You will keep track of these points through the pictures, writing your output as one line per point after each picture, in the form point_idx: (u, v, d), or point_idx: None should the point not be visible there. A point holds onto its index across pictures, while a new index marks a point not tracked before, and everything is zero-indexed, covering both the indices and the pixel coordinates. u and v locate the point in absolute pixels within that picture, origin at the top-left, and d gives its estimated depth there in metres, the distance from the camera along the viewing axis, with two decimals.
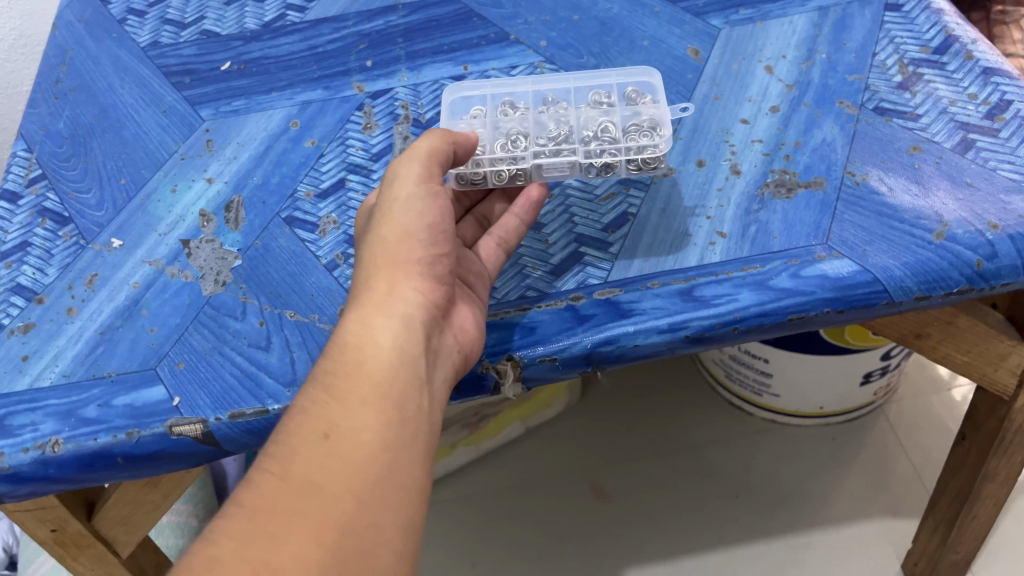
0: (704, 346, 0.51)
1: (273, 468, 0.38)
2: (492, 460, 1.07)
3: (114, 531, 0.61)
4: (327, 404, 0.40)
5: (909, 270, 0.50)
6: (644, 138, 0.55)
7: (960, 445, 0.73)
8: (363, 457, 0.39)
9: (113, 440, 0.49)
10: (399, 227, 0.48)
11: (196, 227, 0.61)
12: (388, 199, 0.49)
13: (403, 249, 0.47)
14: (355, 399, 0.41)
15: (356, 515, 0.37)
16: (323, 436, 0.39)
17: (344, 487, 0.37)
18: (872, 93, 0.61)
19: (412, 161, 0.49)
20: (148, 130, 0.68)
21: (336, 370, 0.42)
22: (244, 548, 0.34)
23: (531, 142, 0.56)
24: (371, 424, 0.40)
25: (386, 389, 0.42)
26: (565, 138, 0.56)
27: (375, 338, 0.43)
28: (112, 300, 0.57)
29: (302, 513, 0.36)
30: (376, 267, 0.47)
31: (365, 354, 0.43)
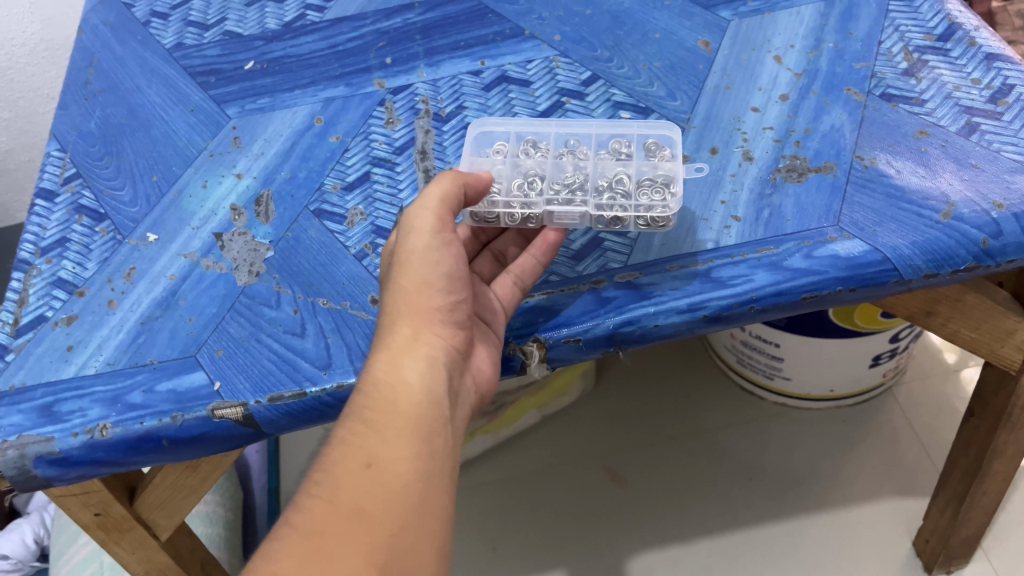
0: (722, 325, 0.53)
1: (320, 494, 0.41)
2: (509, 448, 1.10)
3: (154, 514, 0.64)
4: (366, 436, 0.43)
5: (918, 249, 0.52)
6: (656, 195, 0.56)
7: (969, 422, 0.75)
8: (402, 484, 0.41)
9: (158, 424, 0.52)
10: (417, 278, 0.48)
11: (228, 221, 0.63)
12: (404, 247, 0.49)
13: (423, 298, 0.48)
14: (392, 432, 0.43)
15: (401, 540, 0.40)
16: (365, 465, 0.42)
17: (387, 513, 0.40)
18: (879, 80, 0.63)
19: (426, 209, 0.49)
20: (177, 128, 0.71)
21: (373, 404, 0.44)
22: (303, 564, 0.37)
23: (547, 185, 0.57)
24: (407, 455, 0.42)
25: (421, 423, 0.44)
26: (579, 186, 0.56)
27: (404, 378, 0.45)
28: (151, 292, 0.60)
29: (351, 533, 0.39)
30: (398, 314, 0.48)
31: (397, 393, 0.45)
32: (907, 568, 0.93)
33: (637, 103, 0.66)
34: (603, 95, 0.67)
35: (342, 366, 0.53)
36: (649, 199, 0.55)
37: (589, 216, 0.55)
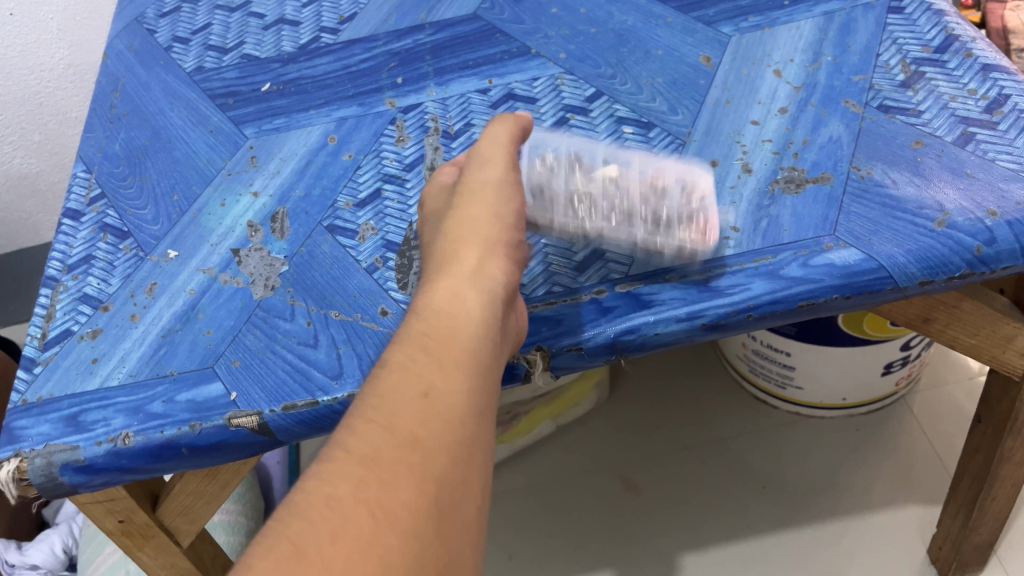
0: (721, 333, 0.55)
1: (378, 418, 0.38)
2: (525, 459, 1.11)
3: (176, 520, 0.66)
4: (424, 363, 0.41)
5: (913, 257, 0.53)
6: (694, 220, 0.56)
7: (976, 428, 0.76)
8: (458, 417, 0.39)
9: (178, 432, 0.54)
10: (489, 208, 0.51)
11: (246, 237, 0.65)
12: (480, 177, 0.53)
13: (488, 231, 0.50)
14: (450, 363, 0.41)
15: (451, 472, 0.37)
16: (422, 394, 0.40)
17: (443, 443, 0.38)
18: (876, 92, 0.64)
19: (498, 149, 0.54)
20: (198, 148, 0.74)
21: (432, 332, 0.43)
22: (361, 488, 0.35)
23: (592, 203, 0.58)
24: (462, 387, 0.41)
25: (478, 355, 0.43)
26: (622, 204, 0.57)
27: (466, 307, 0.45)
28: (172, 305, 0.62)
29: (407, 459, 0.36)
30: (467, 242, 0.49)
31: (458, 322, 0.44)
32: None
33: (639, 119, 0.67)
34: (606, 112, 0.69)
35: (353, 375, 0.55)
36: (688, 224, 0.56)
37: (636, 241, 0.56)
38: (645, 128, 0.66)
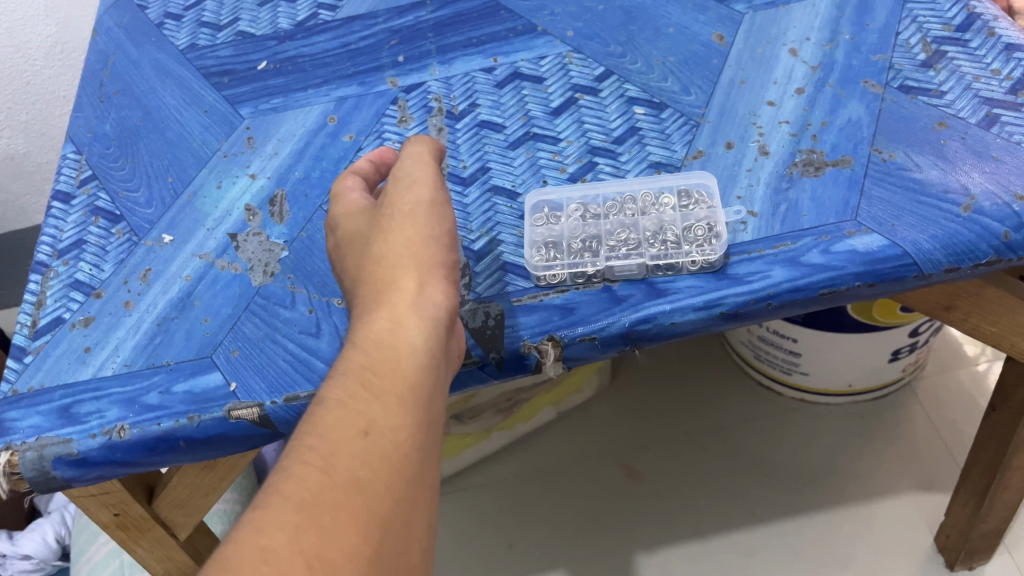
0: (739, 322, 0.53)
1: (315, 460, 0.36)
2: (525, 445, 1.10)
3: (172, 513, 0.64)
4: (364, 398, 0.39)
5: (938, 243, 0.51)
6: (699, 239, 0.55)
7: (990, 417, 0.74)
8: (401, 454, 0.37)
9: (175, 425, 0.52)
10: (423, 231, 0.48)
11: (243, 221, 0.63)
12: (410, 196, 0.49)
13: (426, 252, 0.47)
14: (392, 397, 0.39)
15: (398, 514, 0.35)
16: (361, 432, 0.37)
17: (387, 485, 0.35)
18: (897, 72, 0.62)
19: (424, 169, 0.51)
20: (192, 129, 0.71)
21: (373, 362, 0.40)
22: (298, 538, 0.32)
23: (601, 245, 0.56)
24: (406, 422, 0.38)
25: (419, 391, 0.40)
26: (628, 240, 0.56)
27: (408, 332, 0.42)
28: (167, 292, 0.60)
29: (349, 504, 0.34)
30: (404, 264, 0.46)
31: (400, 350, 0.41)
32: (928, 565, 0.92)
33: (651, 99, 0.65)
34: (617, 91, 0.66)
35: None
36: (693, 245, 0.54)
37: (646, 267, 0.54)
38: (657, 108, 0.64)
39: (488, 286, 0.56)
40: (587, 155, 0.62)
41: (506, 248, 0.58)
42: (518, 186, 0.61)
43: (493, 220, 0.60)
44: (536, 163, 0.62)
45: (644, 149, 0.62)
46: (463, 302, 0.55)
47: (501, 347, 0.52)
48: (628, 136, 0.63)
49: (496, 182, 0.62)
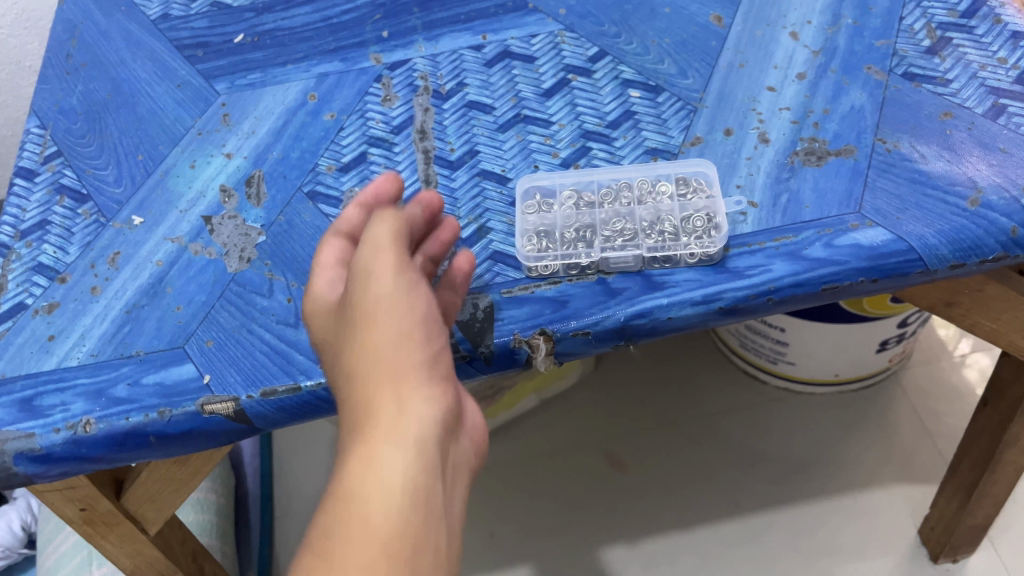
0: (738, 318, 0.51)
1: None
2: (507, 432, 1.08)
3: (142, 508, 0.61)
4: (343, 486, 0.35)
5: (945, 238, 0.50)
6: (697, 230, 0.53)
7: (983, 412, 0.73)
8: (386, 537, 0.34)
9: (145, 420, 0.49)
10: (393, 258, 0.43)
11: (218, 204, 0.60)
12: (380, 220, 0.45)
13: (396, 282, 0.43)
14: (372, 472, 0.35)
15: None
16: (342, 527, 0.34)
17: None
18: (901, 58, 0.60)
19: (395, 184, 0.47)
20: (164, 104, 0.67)
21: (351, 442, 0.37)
22: None
23: (596, 235, 0.54)
24: (390, 499, 0.35)
25: (404, 456, 0.36)
26: (623, 230, 0.53)
27: (384, 392, 0.38)
28: (136, 278, 0.57)
29: None
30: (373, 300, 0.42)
31: (379, 415, 0.38)
32: (912, 557, 0.91)
33: (646, 81, 0.63)
34: (611, 73, 0.64)
35: None
36: (692, 236, 0.52)
37: (643, 259, 0.52)
38: (653, 92, 0.62)
39: (476, 277, 0.53)
40: (580, 139, 0.60)
41: (495, 236, 0.55)
42: (507, 171, 0.59)
43: (482, 206, 0.57)
44: (527, 147, 0.60)
45: (639, 134, 0.59)
46: None
47: (490, 342, 0.50)
48: (623, 121, 0.60)
49: (485, 166, 0.59)
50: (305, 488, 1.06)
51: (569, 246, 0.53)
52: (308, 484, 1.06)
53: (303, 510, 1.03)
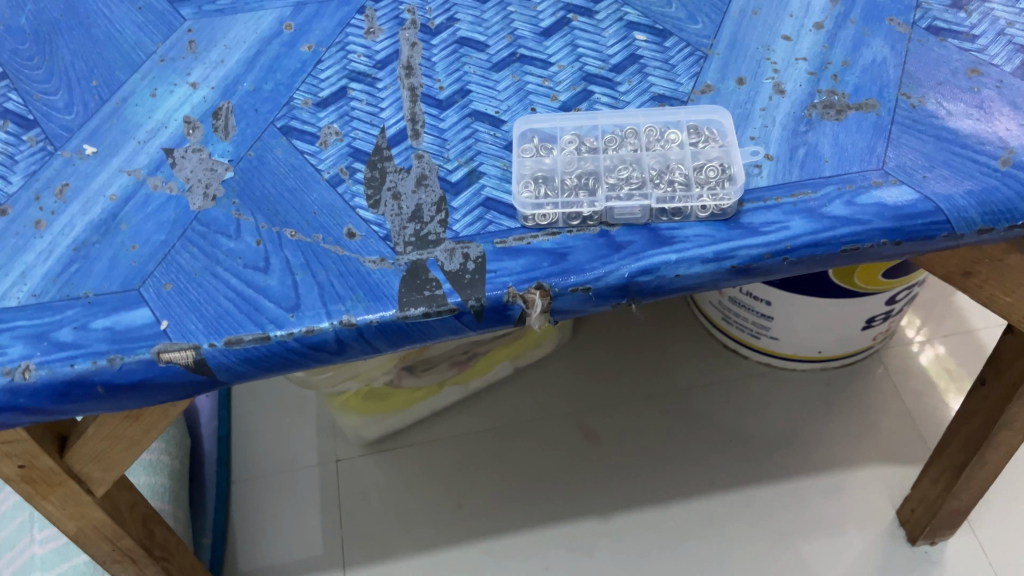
0: (749, 278, 0.47)
1: None
2: (479, 401, 1.03)
3: (88, 468, 0.56)
4: None
5: (974, 200, 0.46)
6: (710, 184, 0.49)
7: (978, 391, 0.71)
8: None
9: (92, 367, 0.44)
10: None
11: (181, 135, 0.55)
12: None
13: None
14: None
15: None
16: None
17: None
18: (924, 12, 0.56)
19: None
20: (122, 28, 0.61)
21: None
22: None
23: (600, 184, 0.50)
24: None
25: None
26: (630, 181, 0.49)
27: None
28: (87, 213, 0.51)
29: None
30: None
31: None
32: (890, 538, 0.89)
33: (653, 25, 0.58)
34: (614, 14, 0.59)
35: (312, 308, 0.45)
36: (704, 188, 0.48)
37: (650, 211, 0.48)
38: (661, 36, 0.57)
39: (467, 224, 0.49)
40: (582, 82, 0.55)
41: (488, 181, 0.51)
42: (502, 113, 0.54)
43: (473, 148, 0.52)
44: (523, 88, 0.55)
45: (645, 80, 0.55)
46: (438, 242, 0.48)
47: (481, 295, 0.45)
48: (628, 65, 0.56)
49: (477, 107, 0.54)
50: (264, 452, 1.01)
51: (570, 194, 0.49)
52: (268, 447, 1.02)
53: (263, 474, 0.99)
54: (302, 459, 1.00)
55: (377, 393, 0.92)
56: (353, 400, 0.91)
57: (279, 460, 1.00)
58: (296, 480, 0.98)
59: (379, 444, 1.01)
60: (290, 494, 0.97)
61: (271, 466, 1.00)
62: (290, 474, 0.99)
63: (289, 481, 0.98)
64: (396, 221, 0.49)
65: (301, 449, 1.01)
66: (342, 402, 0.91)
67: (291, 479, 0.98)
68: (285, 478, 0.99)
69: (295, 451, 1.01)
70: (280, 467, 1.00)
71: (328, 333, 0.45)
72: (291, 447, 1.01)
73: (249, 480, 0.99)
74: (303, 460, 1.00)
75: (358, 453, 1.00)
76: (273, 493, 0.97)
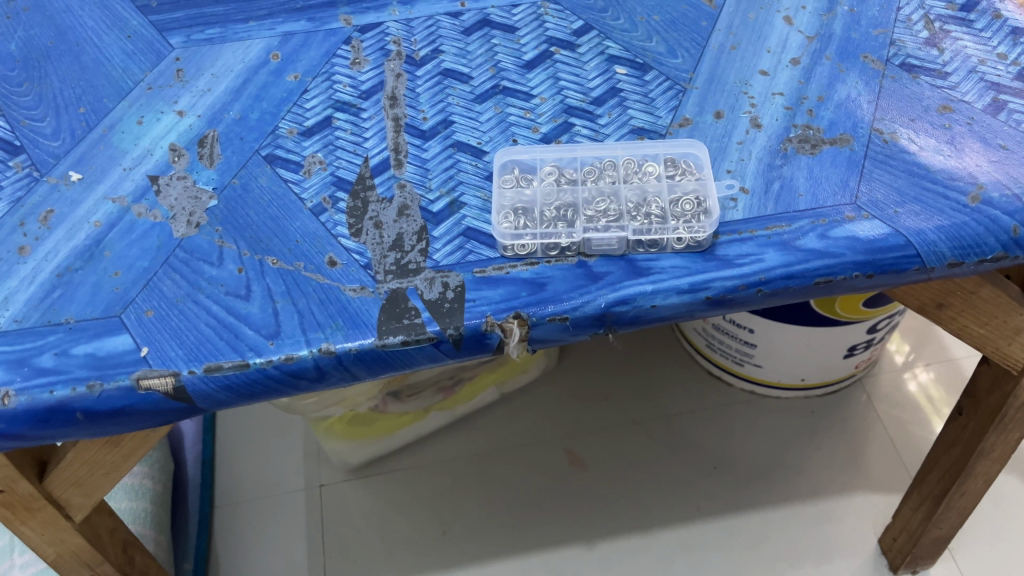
0: (725, 309, 0.48)
1: None
2: (463, 426, 1.04)
3: (67, 494, 0.56)
4: None
5: (945, 235, 0.47)
6: (687, 216, 0.49)
7: (956, 421, 0.72)
8: None
9: (72, 394, 0.44)
10: None
11: (167, 163, 0.55)
12: None
13: None
14: None
15: None
16: None
17: None
18: (898, 49, 0.58)
19: None
20: (111, 55, 0.62)
21: None
22: None
23: (579, 215, 0.50)
24: None
25: None
26: (609, 213, 0.50)
27: None
28: (71, 239, 0.52)
29: None
30: None
31: None
32: (873, 566, 0.90)
33: (633, 59, 0.59)
34: (596, 48, 0.60)
35: (292, 336, 0.46)
36: (681, 220, 0.49)
37: (628, 242, 0.48)
38: (640, 69, 0.58)
39: (447, 254, 0.49)
40: (562, 115, 0.56)
41: (469, 211, 0.51)
42: (484, 144, 0.55)
43: (455, 178, 0.53)
44: (505, 120, 0.56)
45: (625, 112, 0.56)
46: (418, 271, 0.48)
47: (460, 324, 0.46)
48: (608, 98, 0.57)
49: (459, 137, 0.55)
50: (248, 476, 1.01)
51: (549, 224, 0.50)
52: (251, 471, 1.01)
53: (247, 499, 0.99)
54: (286, 483, 1.00)
55: (362, 417, 0.92)
56: (338, 424, 0.91)
57: (263, 484, 1.00)
58: (279, 505, 0.98)
59: (363, 469, 1.01)
60: (273, 519, 0.97)
61: (255, 490, 1.00)
62: (274, 498, 0.99)
63: (273, 506, 0.98)
64: (376, 250, 0.49)
65: (285, 473, 1.01)
66: (327, 427, 0.91)
67: (275, 504, 0.98)
68: (269, 502, 0.98)
69: (278, 476, 1.01)
70: (263, 492, 0.99)
71: (307, 361, 0.45)
72: (275, 472, 1.01)
73: (232, 505, 0.98)
74: (287, 485, 1.00)
75: (342, 478, 1.00)
76: (256, 518, 0.97)
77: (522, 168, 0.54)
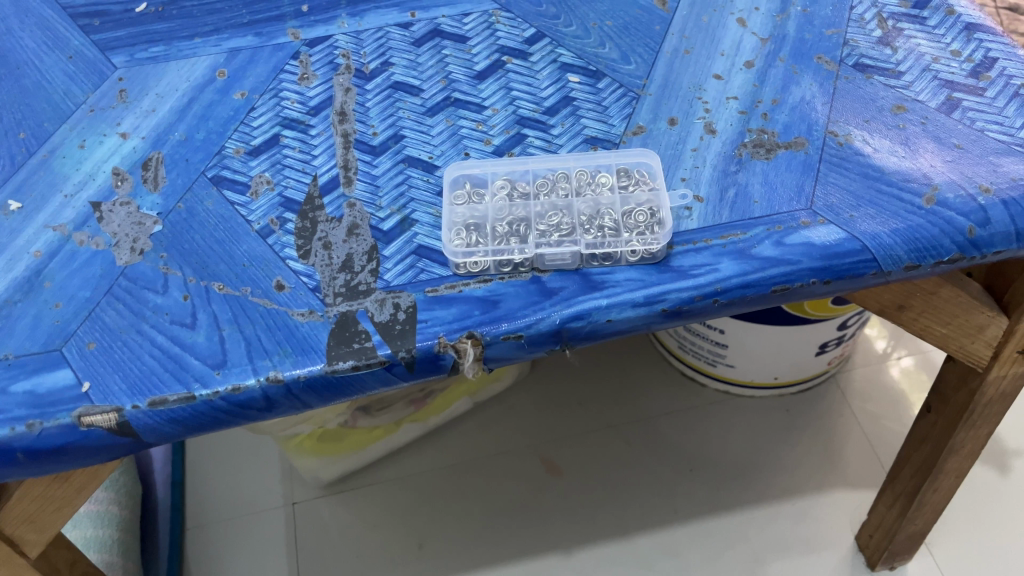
0: (682, 320, 0.47)
1: None
2: (438, 438, 1.03)
3: (20, 531, 0.54)
4: None
5: (900, 238, 0.46)
6: (640, 229, 0.49)
7: (925, 418, 0.71)
8: None
9: (11, 434, 0.43)
10: None
11: (110, 188, 0.54)
12: None
13: None
14: None
15: None
16: None
17: None
18: (852, 49, 0.57)
19: None
20: (52, 77, 0.60)
21: None
22: None
23: (533, 230, 0.49)
24: None
25: None
26: (563, 226, 0.49)
27: None
28: (10, 271, 0.50)
29: None
30: None
31: None
32: (851, 563, 0.89)
33: (586, 66, 0.58)
34: (548, 56, 0.59)
35: (239, 365, 0.45)
36: (634, 232, 0.48)
37: (581, 256, 0.47)
38: (593, 77, 0.57)
39: (398, 273, 0.48)
40: (515, 126, 0.55)
41: (420, 228, 0.50)
42: (435, 158, 0.54)
43: (406, 195, 0.52)
44: (457, 132, 0.55)
45: (578, 122, 0.55)
46: (368, 292, 0.47)
47: (412, 346, 0.45)
48: (561, 107, 0.56)
49: (410, 152, 0.54)
50: (219, 497, 0.99)
51: (502, 240, 0.49)
52: (223, 492, 1.00)
53: (218, 520, 0.97)
54: (259, 503, 0.98)
55: (332, 434, 0.91)
56: (308, 441, 0.90)
57: (235, 504, 0.98)
58: (253, 525, 0.97)
59: (337, 485, 0.99)
60: (247, 540, 0.95)
61: (227, 511, 0.98)
62: (246, 518, 0.97)
63: (246, 526, 0.96)
64: (326, 272, 0.48)
65: (258, 492, 0.99)
66: (296, 445, 0.90)
67: (248, 524, 0.97)
68: (241, 523, 0.97)
69: (251, 495, 0.99)
70: (235, 512, 0.98)
71: (255, 390, 0.44)
72: (248, 491, 0.99)
73: (205, 527, 0.97)
74: (260, 504, 0.98)
75: (316, 495, 0.99)
76: (229, 540, 0.96)
77: (475, 184, 0.53)
